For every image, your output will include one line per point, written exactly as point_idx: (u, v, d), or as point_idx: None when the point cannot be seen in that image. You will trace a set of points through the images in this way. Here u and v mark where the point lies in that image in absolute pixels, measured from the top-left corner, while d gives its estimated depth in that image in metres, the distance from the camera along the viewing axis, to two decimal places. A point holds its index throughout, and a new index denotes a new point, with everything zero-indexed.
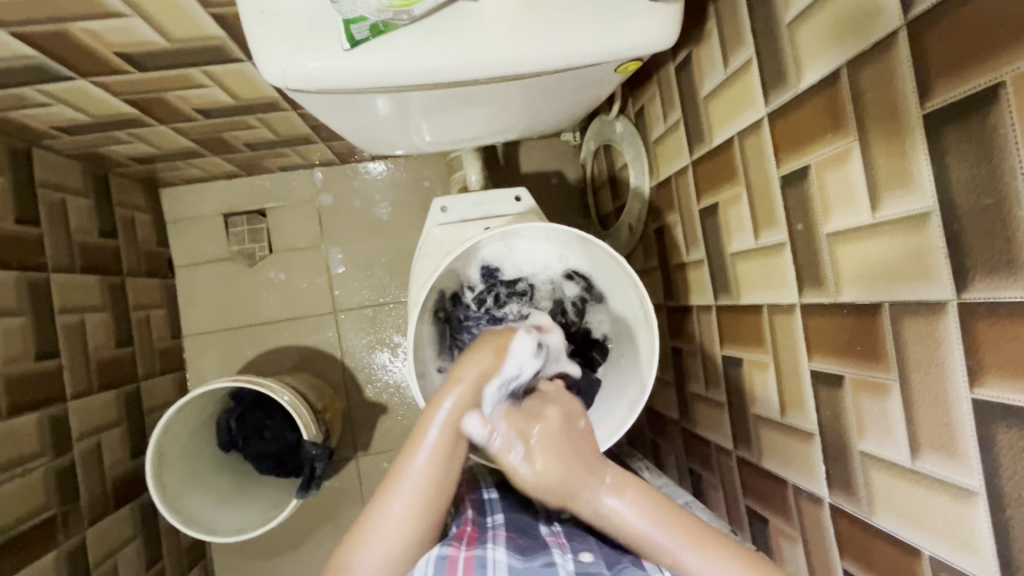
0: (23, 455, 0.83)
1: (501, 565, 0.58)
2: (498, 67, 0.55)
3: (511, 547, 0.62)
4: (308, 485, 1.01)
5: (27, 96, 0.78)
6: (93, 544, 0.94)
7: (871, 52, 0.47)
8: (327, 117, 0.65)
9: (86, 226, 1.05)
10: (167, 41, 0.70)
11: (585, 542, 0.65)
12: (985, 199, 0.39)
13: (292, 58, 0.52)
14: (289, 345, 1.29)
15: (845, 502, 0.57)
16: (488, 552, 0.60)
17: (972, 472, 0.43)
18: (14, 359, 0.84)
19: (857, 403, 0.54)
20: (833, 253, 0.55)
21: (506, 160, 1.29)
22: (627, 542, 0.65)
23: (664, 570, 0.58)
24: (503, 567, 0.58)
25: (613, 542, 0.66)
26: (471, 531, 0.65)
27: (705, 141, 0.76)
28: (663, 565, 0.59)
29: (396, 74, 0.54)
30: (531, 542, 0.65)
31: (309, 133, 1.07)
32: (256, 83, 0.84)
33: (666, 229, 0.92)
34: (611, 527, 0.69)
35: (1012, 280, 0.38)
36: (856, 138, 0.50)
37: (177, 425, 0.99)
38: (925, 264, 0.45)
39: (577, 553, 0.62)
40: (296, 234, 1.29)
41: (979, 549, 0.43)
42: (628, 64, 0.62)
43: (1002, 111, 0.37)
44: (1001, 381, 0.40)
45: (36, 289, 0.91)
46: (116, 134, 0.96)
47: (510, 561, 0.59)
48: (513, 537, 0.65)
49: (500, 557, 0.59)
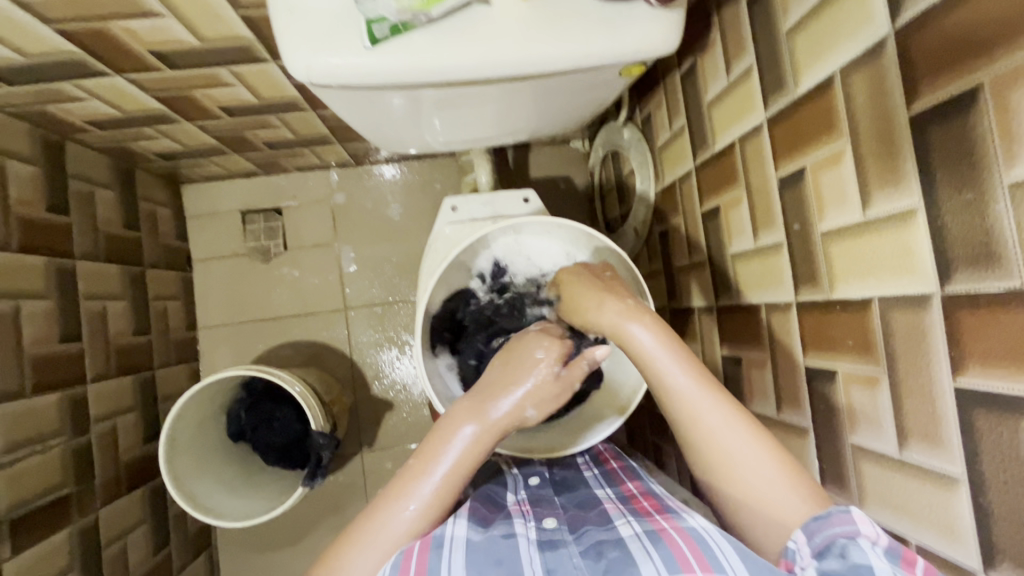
0: (43, 433, 0.86)
1: (458, 540, 0.58)
2: (509, 67, 0.58)
3: (471, 519, 0.62)
4: (314, 474, 1.03)
5: (65, 90, 0.83)
6: (105, 523, 0.96)
7: (863, 59, 0.50)
8: (345, 113, 0.69)
9: (112, 217, 1.10)
10: (198, 41, 0.74)
11: (549, 507, 0.67)
12: (967, 195, 0.41)
13: (317, 55, 0.56)
14: (300, 339, 1.32)
15: (837, 496, 0.59)
16: (445, 531, 0.59)
17: (956, 459, 0.44)
18: (39, 340, 0.88)
19: (848, 396, 0.56)
20: (827, 252, 0.57)
21: (515, 165, 1.32)
22: (592, 503, 0.68)
23: (627, 522, 0.59)
24: (460, 545, 0.57)
25: (578, 503, 0.69)
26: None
27: (708, 146, 0.79)
28: (624, 518, 0.61)
29: (413, 72, 0.57)
30: (494, 513, 0.66)
31: (326, 133, 1.11)
32: (279, 82, 0.88)
33: (670, 233, 0.95)
34: (578, 493, 0.71)
35: (992, 272, 0.40)
36: (848, 140, 0.52)
37: (190, 411, 1.02)
38: (912, 259, 0.47)
39: (539, 520, 0.63)
40: (311, 232, 1.33)
41: (961, 536, 0.45)
42: (633, 68, 0.65)
43: (982, 111, 0.40)
44: (983, 369, 0.41)
45: (63, 274, 0.95)
46: (144, 130, 1.01)
47: (468, 537, 0.59)
48: (474, 510, 0.64)
49: (458, 533, 0.59)
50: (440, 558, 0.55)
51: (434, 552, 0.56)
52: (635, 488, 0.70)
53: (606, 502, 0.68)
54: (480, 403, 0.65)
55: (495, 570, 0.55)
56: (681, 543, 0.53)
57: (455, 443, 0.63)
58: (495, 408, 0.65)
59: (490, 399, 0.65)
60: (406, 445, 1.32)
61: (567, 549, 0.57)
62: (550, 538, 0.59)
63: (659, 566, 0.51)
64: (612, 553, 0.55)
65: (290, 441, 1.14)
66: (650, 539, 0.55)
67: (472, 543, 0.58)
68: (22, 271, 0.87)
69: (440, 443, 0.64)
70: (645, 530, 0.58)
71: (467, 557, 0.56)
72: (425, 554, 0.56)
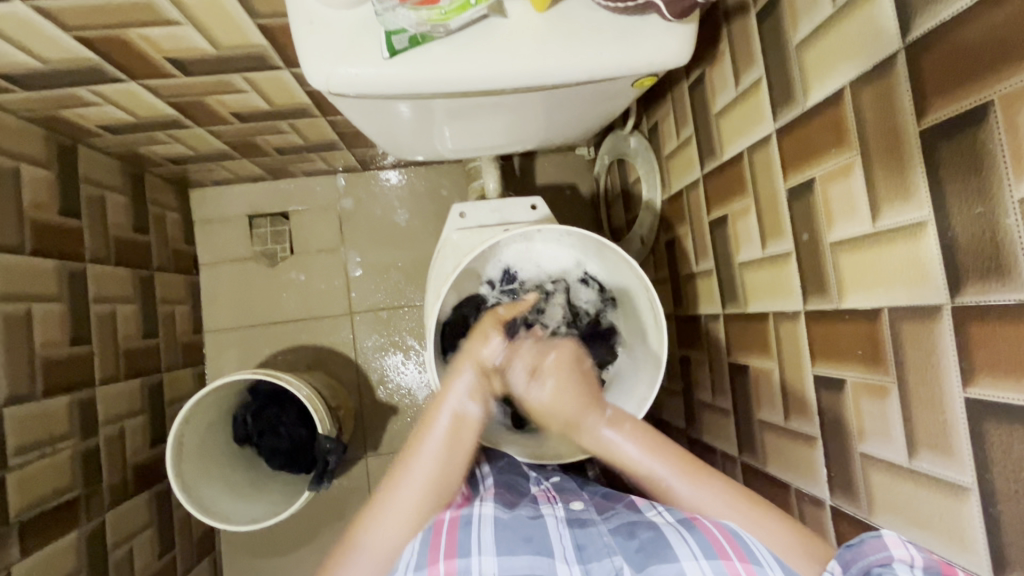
0: (53, 435, 0.87)
1: (486, 518, 0.64)
2: (523, 77, 0.59)
3: (498, 502, 0.68)
4: (321, 478, 1.03)
5: (80, 96, 0.84)
6: (111, 526, 0.97)
7: (873, 73, 0.51)
8: (359, 121, 0.70)
9: (122, 221, 1.10)
10: (214, 49, 0.76)
11: (573, 494, 0.73)
12: (977, 208, 0.42)
13: (335, 65, 0.57)
14: (306, 343, 1.32)
15: (845, 504, 0.59)
16: (474, 510, 0.65)
17: (966, 469, 0.45)
18: (50, 343, 0.89)
19: (857, 405, 0.56)
20: (836, 262, 0.57)
21: (522, 171, 1.33)
22: (616, 493, 0.74)
23: (659, 513, 0.64)
24: (488, 521, 0.63)
25: (602, 494, 0.75)
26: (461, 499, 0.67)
27: (715, 156, 0.79)
28: (654, 507, 0.66)
29: (429, 81, 0.58)
30: (520, 498, 0.71)
31: (336, 139, 1.12)
32: (291, 90, 0.89)
33: (677, 241, 0.95)
34: (598, 485, 0.77)
35: (1003, 285, 0.41)
36: (858, 153, 0.53)
37: (197, 415, 1.02)
38: (922, 271, 0.47)
39: (566, 504, 0.70)
40: (317, 237, 1.34)
41: (972, 545, 0.45)
42: (645, 80, 0.66)
43: (992, 126, 0.41)
44: (993, 380, 0.42)
45: (74, 277, 0.96)
46: (156, 135, 1.02)
47: (496, 514, 0.65)
48: (500, 493, 0.70)
49: (486, 512, 0.65)
50: (469, 533, 0.62)
51: (464, 528, 0.62)
52: None
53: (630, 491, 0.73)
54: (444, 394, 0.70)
55: (524, 546, 0.61)
56: (715, 530, 0.58)
57: (433, 431, 0.68)
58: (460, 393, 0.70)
59: (457, 374, 0.70)
60: None
61: (597, 527, 0.64)
62: (578, 517, 0.67)
63: (697, 553, 0.55)
64: (645, 533, 0.61)
65: (296, 445, 1.14)
66: (684, 526, 0.59)
67: (500, 520, 0.64)
68: (34, 274, 0.87)
69: (419, 434, 0.68)
70: (677, 518, 0.62)
71: (497, 533, 0.62)
72: (455, 530, 0.62)
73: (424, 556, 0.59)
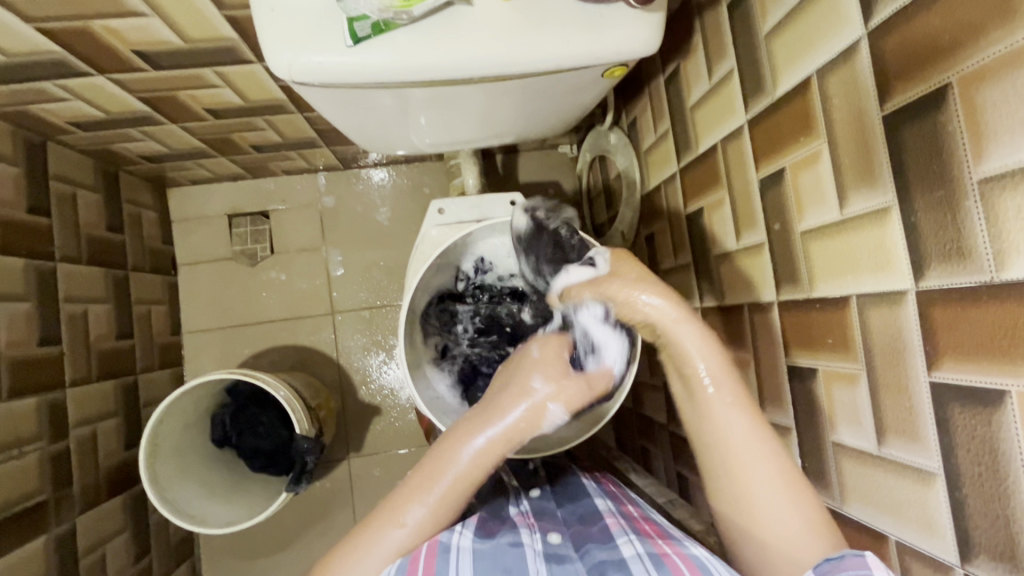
0: (19, 438, 0.85)
1: (466, 548, 0.57)
2: (492, 67, 0.59)
3: (476, 531, 0.61)
4: (298, 479, 1.02)
5: (47, 90, 0.82)
6: (83, 531, 0.94)
7: (838, 60, 0.51)
8: (329, 112, 0.69)
9: (95, 220, 1.08)
10: (183, 41, 0.74)
11: (551, 521, 0.67)
12: (938, 191, 0.42)
13: (300, 53, 0.56)
14: (286, 344, 1.31)
15: (819, 495, 0.59)
16: (452, 538, 0.57)
17: (932, 454, 0.45)
18: (17, 343, 0.87)
19: (829, 394, 0.56)
20: (807, 251, 0.57)
21: (504, 169, 1.33)
22: (593, 517, 0.66)
23: (630, 542, 0.58)
24: (467, 552, 0.56)
25: (579, 517, 0.67)
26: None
27: (692, 149, 0.79)
28: (627, 537, 0.59)
29: (395, 70, 0.57)
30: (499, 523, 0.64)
31: (314, 136, 1.11)
32: (265, 85, 0.88)
33: (656, 236, 0.95)
34: (579, 504, 0.70)
35: (964, 267, 0.41)
36: (825, 141, 0.53)
37: (171, 417, 1.00)
38: (888, 257, 0.47)
39: (544, 534, 0.63)
40: (299, 236, 1.32)
41: (940, 530, 0.45)
42: (616, 69, 0.65)
43: (951, 109, 0.41)
44: (957, 363, 0.42)
45: (43, 276, 0.94)
46: (129, 132, 1.00)
47: (474, 546, 0.58)
48: (480, 521, 0.63)
49: (464, 543, 0.57)
50: (448, 562, 0.55)
51: (442, 556, 0.55)
52: (635, 511, 0.67)
53: (608, 516, 0.65)
54: (494, 415, 0.64)
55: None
56: (682, 566, 0.52)
57: (472, 446, 0.62)
58: (509, 417, 0.63)
59: (515, 394, 0.65)
60: (394, 450, 1.31)
61: (574, 564, 0.58)
62: (556, 552, 0.60)
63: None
64: (616, 575, 0.54)
65: (276, 447, 1.13)
66: (653, 563, 0.54)
67: (480, 550, 0.57)
68: (0, 272, 0.85)
69: (453, 441, 0.62)
70: (648, 552, 0.56)
71: (475, 565, 0.56)
72: (432, 559, 0.54)
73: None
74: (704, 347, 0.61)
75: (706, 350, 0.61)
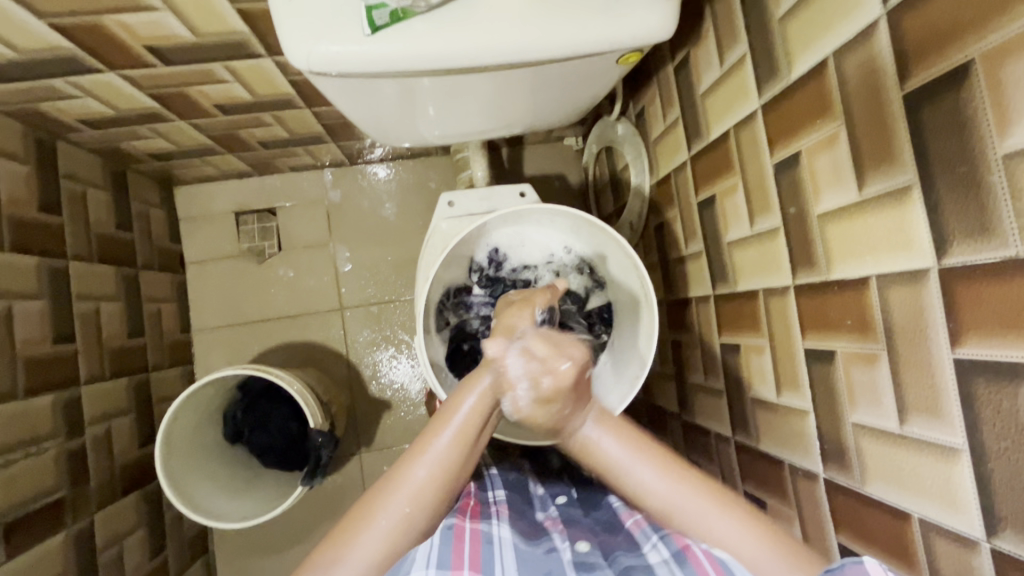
0: (36, 435, 0.85)
1: (507, 543, 0.57)
2: (508, 54, 0.59)
3: (514, 527, 0.61)
4: (313, 473, 1.02)
5: (58, 88, 0.82)
6: (100, 527, 0.95)
7: (854, 42, 0.51)
8: (343, 102, 0.69)
9: (104, 218, 1.08)
10: (194, 36, 0.74)
11: (579, 529, 0.65)
12: (961, 167, 0.42)
13: (316, 43, 0.56)
14: (295, 340, 1.31)
15: (838, 475, 0.59)
16: (494, 530, 0.59)
17: (956, 430, 0.45)
18: (32, 340, 0.87)
19: (848, 375, 0.56)
20: (823, 234, 0.57)
21: (509, 162, 1.33)
22: (616, 522, 0.66)
23: (656, 546, 0.55)
24: (509, 546, 0.57)
25: (604, 526, 0.66)
26: (474, 505, 0.64)
27: (703, 136, 0.79)
28: (652, 539, 0.57)
29: (411, 57, 0.58)
30: (531, 527, 0.64)
31: (321, 131, 1.11)
32: (275, 79, 0.88)
33: (666, 225, 0.95)
34: (604, 511, 0.69)
35: (986, 241, 0.41)
36: (842, 122, 0.53)
37: (186, 411, 1.00)
38: (908, 236, 0.48)
39: (573, 542, 0.61)
40: (305, 232, 1.32)
41: (964, 506, 0.45)
42: (629, 55, 0.66)
43: (973, 85, 0.41)
44: (980, 339, 0.42)
45: (54, 275, 0.94)
46: (136, 129, 1.00)
47: (514, 540, 0.58)
48: (517, 517, 0.64)
49: (505, 535, 0.58)
50: (491, 554, 0.55)
51: (485, 547, 0.55)
52: None
53: (629, 516, 0.64)
54: (477, 375, 0.58)
55: None
56: (705, 562, 0.50)
57: (462, 409, 0.57)
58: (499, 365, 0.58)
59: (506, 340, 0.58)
60: (404, 445, 1.31)
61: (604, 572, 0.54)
62: (585, 560, 0.57)
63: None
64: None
65: (288, 442, 1.13)
66: (677, 562, 0.52)
67: (520, 549, 0.57)
68: (15, 271, 0.86)
69: (442, 414, 0.57)
70: (673, 551, 0.53)
71: (517, 561, 0.56)
72: (476, 545, 0.55)
73: (443, 559, 0.52)
74: (610, 430, 0.56)
75: (613, 428, 0.56)
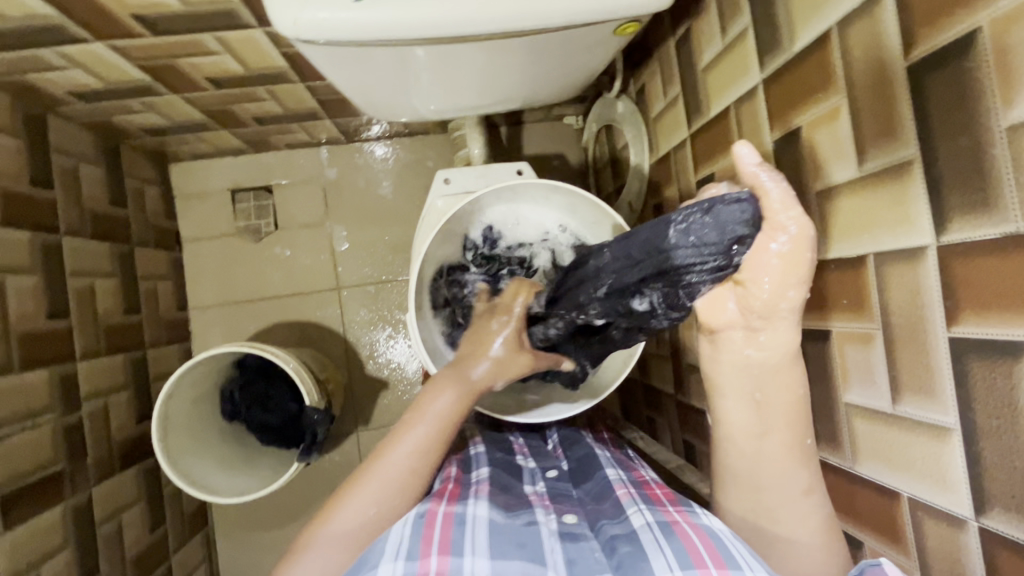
0: (32, 409, 0.85)
1: (481, 519, 0.55)
2: (502, 23, 0.58)
3: (492, 502, 0.60)
4: (310, 450, 1.03)
5: (45, 58, 0.81)
6: (98, 501, 0.96)
7: (859, 10, 0.49)
8: (334, 72, 0.68)
9: (97, 194, 1.07)
10: (183, 5, 0.73)
11: (568, 505, 0.66)
12: (963, 140, 0.41)
13: (304, 10, 0.55)
14: (292, 319, 1.31)
15: (831, 455, 0.59)
16: (468, 509, 0.57)
17: (948, 409, 0.45)
18: (26, 315, 0.87)
19: (843, 354, 0.56)
20: (822, 211, 0.56)
21: (508, 141, 1.32)
22: (606, 491, 0.65)
23: (639, 511, 0.57)
24: (483, 523, 0.55)
25: (594, 495, 0.67)
26: (452, 488, 0.63)
27: (703, 113, 0.78)
28: (637, 506, 0.59)
29: (402, 25, 0.56)
30: (515, 500, 0.63)
31: (316, 107, 1.09)
32: (267, 52, 0.86)
33: (664, 205, 0.94)
34: (593, 481, 0.69)
35: (987, 217, 0.40)
36: (844, 95, 0.52)
37: (182, 387, 1.00)
38: (908, 212, 0.46)
39: (559, 515, 0.61)
40: (301, 211, 1.31)
41: (953, 485, 0.45)
42: (627, 26, 0.64)
43: (980, 54, 0.40)
44: (977, 317, 0.42)
45: (48, 251, 0.93)
46: (128, 103, 0.99)
47: (490, 517, 0.56)
48: (495, 493, 0.63)
49: (480, 513, 0.56)
50: (463, 533, 0.53)
51: (456, 528, 0.54)
52: (647, 477, 0.67)
53: (619, 486, 0.64)
54: (453, 377, 0.67)
55: (516, 552, 0.52)
56: (693, 537, 0.52)
57: (442, 401, 0.65)
58: (472, 378, 0.67)
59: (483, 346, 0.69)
60: None
61: (589, 542, 0.56)
62: (571, 531, 0.58)
63: (672, 562, 0.49)
64: (626, 546, 0.53)
65: (286, 421, 1.15)
66: (663, 531, 0.53)
67: (495, 524, 0.55)
68: (7, 246, 0.85)
69: (419, 407, 0.65)
70: (658, 519, 0.55)
71: (491, 536, 0.54)
72: (448, 527, 0.54)
73: (412, 549, 0.51)
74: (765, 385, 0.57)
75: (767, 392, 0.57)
